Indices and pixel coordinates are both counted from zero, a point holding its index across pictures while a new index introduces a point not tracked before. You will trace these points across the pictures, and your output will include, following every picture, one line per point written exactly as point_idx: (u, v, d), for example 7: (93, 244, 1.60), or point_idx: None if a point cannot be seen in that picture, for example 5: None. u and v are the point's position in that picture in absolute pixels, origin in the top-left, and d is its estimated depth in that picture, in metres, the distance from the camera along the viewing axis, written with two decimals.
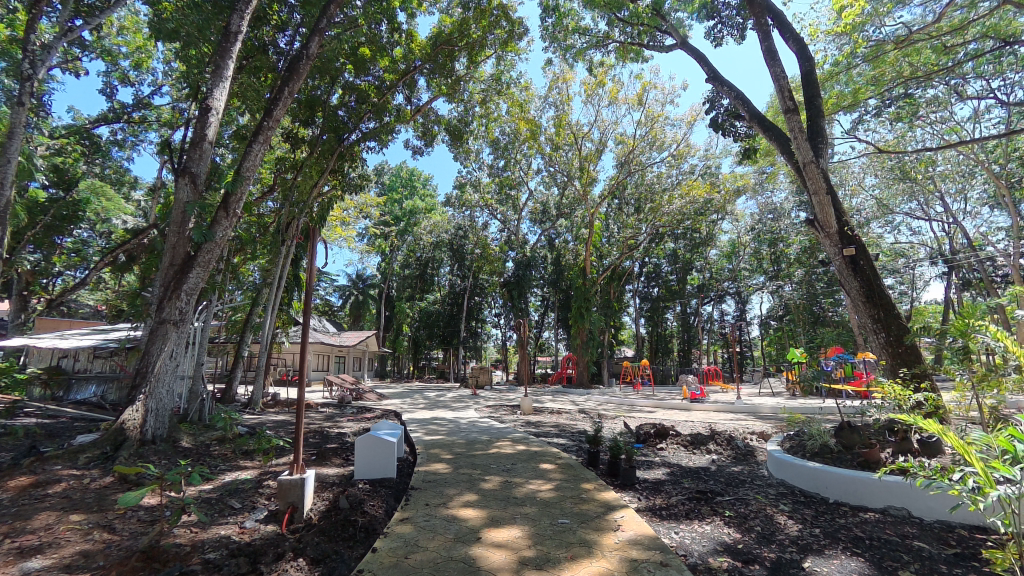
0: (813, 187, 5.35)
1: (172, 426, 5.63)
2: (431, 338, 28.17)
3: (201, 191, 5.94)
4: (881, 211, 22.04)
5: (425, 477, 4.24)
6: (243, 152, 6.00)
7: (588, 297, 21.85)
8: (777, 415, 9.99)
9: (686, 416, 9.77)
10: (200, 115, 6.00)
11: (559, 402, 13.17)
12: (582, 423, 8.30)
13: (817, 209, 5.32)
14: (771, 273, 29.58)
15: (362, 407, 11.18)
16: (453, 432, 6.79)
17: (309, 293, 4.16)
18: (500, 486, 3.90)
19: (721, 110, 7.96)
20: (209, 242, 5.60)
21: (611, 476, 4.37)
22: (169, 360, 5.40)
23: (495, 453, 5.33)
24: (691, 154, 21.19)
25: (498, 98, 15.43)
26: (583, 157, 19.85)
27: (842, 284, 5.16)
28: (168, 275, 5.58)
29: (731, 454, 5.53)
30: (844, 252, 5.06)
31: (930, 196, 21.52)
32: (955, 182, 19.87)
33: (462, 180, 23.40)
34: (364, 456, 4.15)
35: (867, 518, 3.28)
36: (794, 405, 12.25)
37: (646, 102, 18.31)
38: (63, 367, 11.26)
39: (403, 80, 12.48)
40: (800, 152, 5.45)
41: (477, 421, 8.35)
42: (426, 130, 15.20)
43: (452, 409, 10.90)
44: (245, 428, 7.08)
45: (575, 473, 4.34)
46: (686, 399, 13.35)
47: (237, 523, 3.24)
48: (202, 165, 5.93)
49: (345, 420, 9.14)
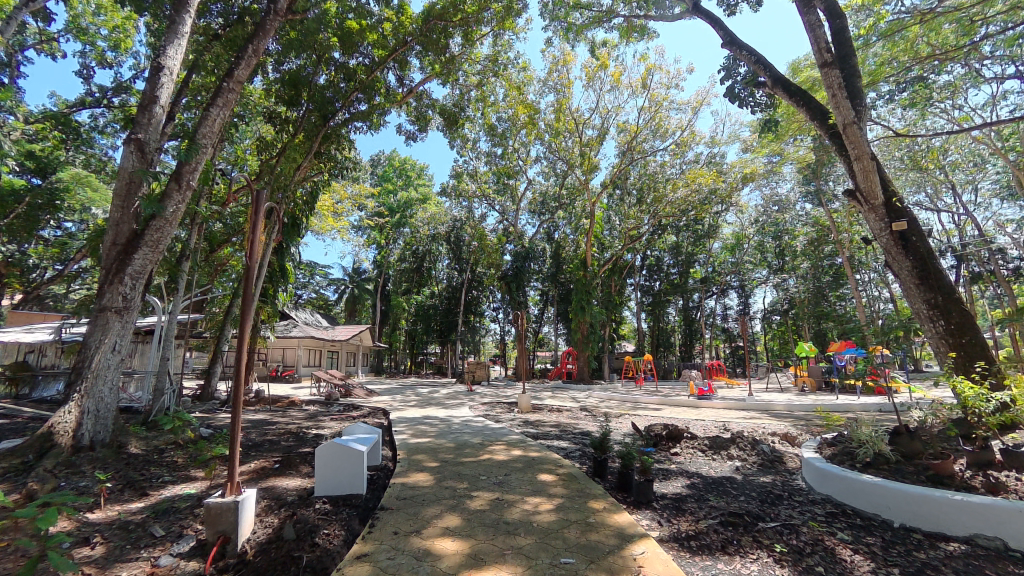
0: (854, 153, 4.59)
1: (119, 428, 4.95)
2: (428, 334, 27.61)
3: (151, 162, 5.18)
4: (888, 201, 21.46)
5: (401, 492, 3.54)
6: (199, 116, 5.24)
7: (589, 290, 21.04)
8: (795, 413, 9.27)
9: (695, 414, 9.09)
10: (150, 76, 5.24)
11: (559, 398, 12.44)
12: (584, 422, 7.60)
13: (860, 177, 4.57)
14: (775, 267, 28.94)
15: (350, 404, 10.50)
16: (443, 434, 6.08)
17: (249, 288, 3.34)
18: (490, 506, 3.19)
19: (737, 79, 7.18)
20: (161, 217, 4.92)
21: (623, 491, 3.69)
22: (112, 353, 4.69)
23: (486, 460, 4.62)
24: (695, 142, 20.47)
25: (495, 80, 14.79)
26: (584, 144, 19.11)
27: (888, 263, 4.45)
28: (110, 256, 4.85)
29: (757, 460, 4.82)
30: (893, 228, 4.34)
31: (940, 186, 20.93)
32: (966, 171, 19.28)
33: (459, 169, 22.63)
34: (326, 469, 3.46)
35: (955, 553, 2.59)
36: (805, 402, 11.66)
37: (650, 87, 17.58)
38: (29, 363, 10.52)
39: (393, 58, 11.71)
40: (839, 112, 4.68)
41: (470, 421, 7.61)
42: (419, 115, 14.55)
43: (445, 407, 10.22)
44: (210, 430, 6.34)
45: (580, 487, 3.64)
46: (694, 395, 12.67)
47: (150, 559, 2.54)
48: (152, 131, 5.15)
49: (328, 419, 8.41)
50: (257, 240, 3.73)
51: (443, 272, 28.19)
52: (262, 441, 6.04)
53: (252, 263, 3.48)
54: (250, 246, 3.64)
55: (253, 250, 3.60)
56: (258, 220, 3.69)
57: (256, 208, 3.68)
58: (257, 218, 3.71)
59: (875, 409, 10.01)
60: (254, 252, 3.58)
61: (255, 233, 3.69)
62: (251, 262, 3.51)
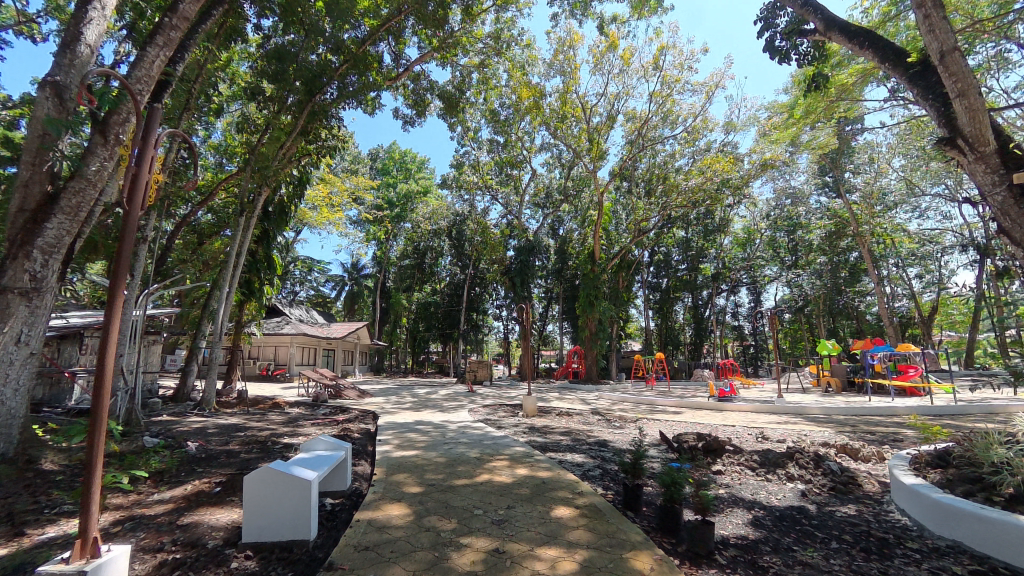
0: (955, 87, 3.62)
1: (29, 441, 4.02)
2: (430, 332, 26.79)
3: (72, 112, 4.23)
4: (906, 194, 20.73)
5: (364, 537, 2.58)
6: (134, 57, 4.30)
7: (597, 286, 20.02)
8: (835, 418, 8.25)
9: (723, 419, 8.09)
10: (76, 9, 4.28)
11: (567, 400, 11.44)
12: (600, 429, 6.61)
13: (963, 118, 3.62)
14: (788, 263, 28.05)
15: (338, 406, 9.56)
16: (435, 444, 5.13)
17: (119, 263, 1.97)
18: (486, 564, 2.21)
19: (777, 31, 6.18)
20: (81, 177, 4.02)
21: (668, 534, 2.72)
22: (15, 346, 3.75)
23: (482, 483, 3.61)
24: (708, 130, 19.48)
25: (498, 60, 13.90)
26: (593, 131, 18.12)
27: (1006, 227, 3.49)
28: (13, 224, 3.88)
29: (825, 483, 3.84)
30: (1014, 179, 3.38)
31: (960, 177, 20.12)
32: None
33: (460, 160, 21.70)
34: (259, 505, 2.52)
35: None
36: (837, 404, 10.66)
37: (661, 69, 16.54)
38: None
39: (387, 29, 10.73)
40: (932, 37, 3.72)
41: (469, 426, 6.65)
42: (418, 99, 13.64)
43: (442, 410, 9.26)
44: (160, 439, 5.39)
45: (611, 529, 2.66)
46: (715, 397, 11.68)
47: None
48: (76, 75, 4.20)
49: (308, 424, 7.46)
50: (144, 180, 2.20)
51: (446, 269, 27.35)
52: (218, 453, 5.05)
53: (129, 218, 2.07)
54: (128, 187, 2.14)
55: (135, 197, 2.12)
56: (146, 147, 2.19)
57: (146, 123, 2.19)
58: (146, 144, 2.23)
59: (921, 413, 8.99)
60: (136, 200, 2.12)
61: (140, 168, 2.18)
62: (128, 214, 2.09)
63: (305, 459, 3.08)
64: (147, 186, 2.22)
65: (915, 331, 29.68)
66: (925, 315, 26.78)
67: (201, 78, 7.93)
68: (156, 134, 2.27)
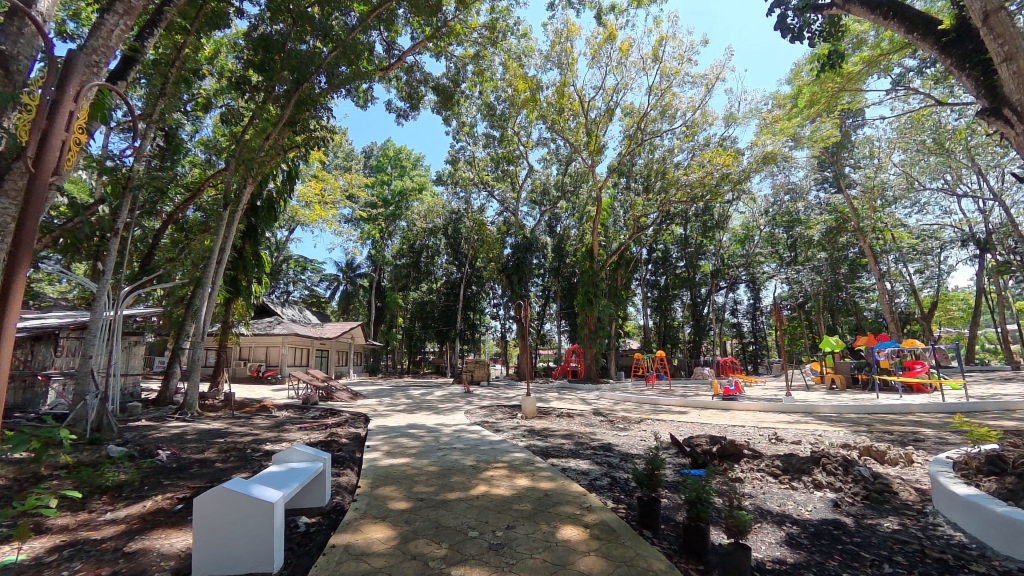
0: (1005, 50, 3.47)
1: None
2: (426, 331, 26.37)
3: (19, 86, 3.74)
4: (906, 188, 20.51)
5: (336, 568, 2.18)
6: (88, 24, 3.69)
7: (596, 283, 19.65)
8: (848, 417, 7.89)
9: (731, 419, 7.74)
10: None
11: (567, 401, 11.05)
12: (603, 432, 6.23)
13: (1013, 81, 3.47)
14: (787, 259, 27.82)
15: (328, 409, 9.16)
16: (427, 451, 4.74)
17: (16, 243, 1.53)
18: None
19: (789, 7, 5.81)
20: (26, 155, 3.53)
21: (695, 559, 2.36)
22: None
23: (477, 496, 3.21)
24: (707, 124, 19.16)
25: (494, 51, 13.49)
26: (591, 125, 17.74)
27: None
28: None
29: (858, 492, 3.48)
30: None
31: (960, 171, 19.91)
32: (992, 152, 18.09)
33: (455, 155, 21.28)
34: (213, 531, 2.14)
35: None
36: (846, 401, 10.33)
37: (661, 60, 16.18)
38: None
39: (378, 15, 10.31)
40: None
41: (465, 430, 6.26)
42: (411, 92, 13.21)
43: (437, 412, 8.86)
44: (127, 447, 4.97)
45: (628, 555, 2.27)
46: (720, 396, 11.33)
47: None
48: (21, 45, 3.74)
49: (295, 429, 7.06)
50: (58, 142, 1.76)
51: (442, 268, 26.98)
52: (190, 463, 4.64)
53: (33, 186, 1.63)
54: (36, 151, 1.71)
55: (44, 162, 1.69)
56: (60, 102, 1.75)
57: (63, 70, 1.75)
58: (61, 95, 1.76)
59: (935, 411, 8.66)
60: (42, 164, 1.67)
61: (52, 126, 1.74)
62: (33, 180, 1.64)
63: (273, 475, 2.67)
64: (60, 149, 1.77)
65: (915, 327, 29.54)
66: (925, 311, 26.59)
67: (178, 62, 7.48)
68: (76, 85, 1.82)
